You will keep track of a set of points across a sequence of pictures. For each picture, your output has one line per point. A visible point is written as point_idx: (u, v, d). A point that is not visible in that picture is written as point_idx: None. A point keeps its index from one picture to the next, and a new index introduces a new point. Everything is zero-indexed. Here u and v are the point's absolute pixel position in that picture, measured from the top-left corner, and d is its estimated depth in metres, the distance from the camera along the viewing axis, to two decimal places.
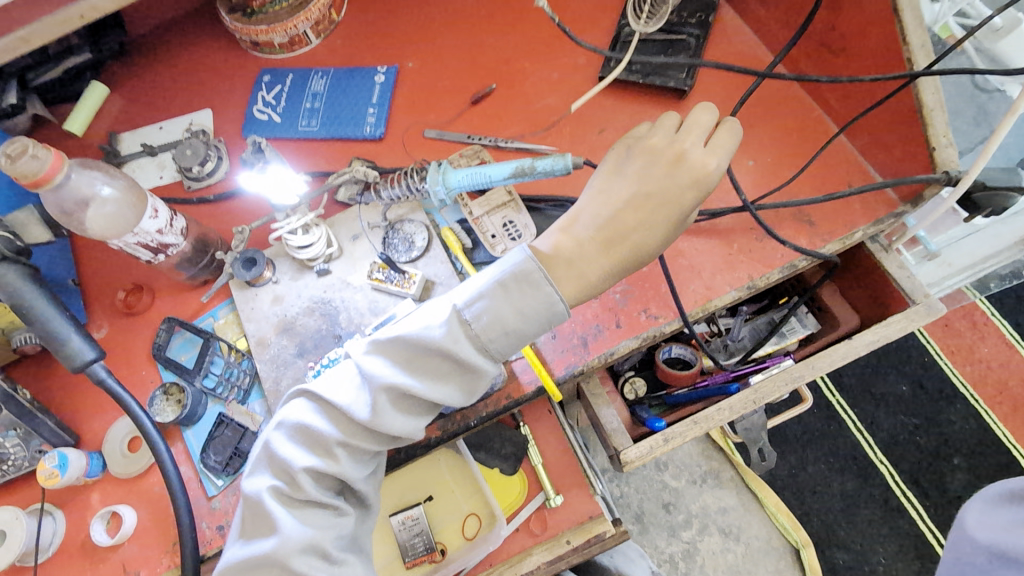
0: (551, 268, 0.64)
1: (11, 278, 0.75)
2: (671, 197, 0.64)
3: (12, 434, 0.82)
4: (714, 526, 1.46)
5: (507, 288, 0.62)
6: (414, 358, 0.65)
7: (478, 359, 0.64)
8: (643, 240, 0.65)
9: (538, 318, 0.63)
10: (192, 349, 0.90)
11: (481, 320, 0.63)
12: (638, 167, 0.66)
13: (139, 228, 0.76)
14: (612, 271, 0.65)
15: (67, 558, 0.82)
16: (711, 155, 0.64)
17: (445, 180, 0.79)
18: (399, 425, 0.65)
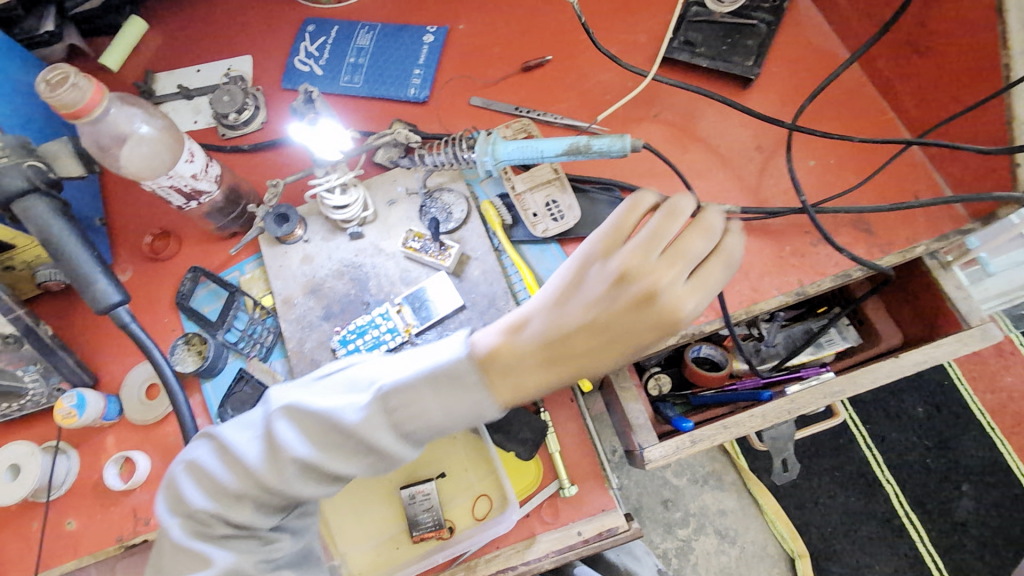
0: (487, 372, 0.58)
1: (43, 212, 0.72)
2: (631, 334, 0.56)
3: (32, 368, 0.80)
4: (711, 527, 1.45)
5: (436, 382, 0.58)
6: (330, 433, 0.60)
7: (400, 447, 0.59)
8: (588, 368, 0.58)
9: (464, 418, 0.59)
10: (216, 301, 0.88)
11: (405, 410, 0.58)
12: (610, 286, 0.57)
13: (174, 171, 0.73)
14: (545, 390, 0.59)
15: (79, 498, 0.82)
16: (688, 293, 0.56)
17: (494, 151, 0.75)
18: (312, 489, 0.61)
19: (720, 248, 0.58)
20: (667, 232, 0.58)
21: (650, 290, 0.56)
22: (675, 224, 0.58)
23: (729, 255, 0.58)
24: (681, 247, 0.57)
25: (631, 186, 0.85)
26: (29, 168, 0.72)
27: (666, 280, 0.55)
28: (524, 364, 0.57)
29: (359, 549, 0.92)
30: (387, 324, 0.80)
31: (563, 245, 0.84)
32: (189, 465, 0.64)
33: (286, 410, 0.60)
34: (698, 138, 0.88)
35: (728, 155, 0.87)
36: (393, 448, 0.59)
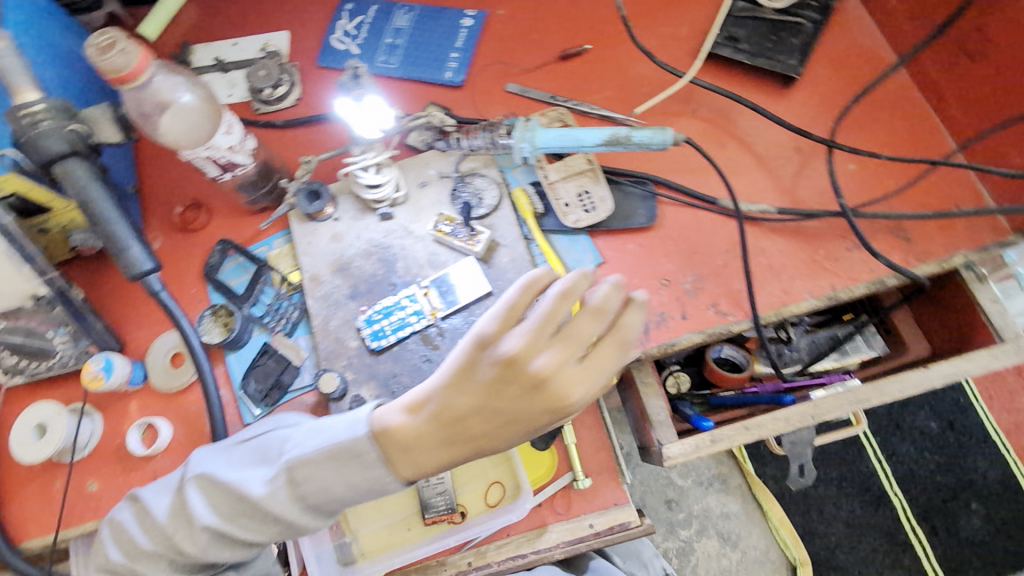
0: (388, 450, 0.62)
1: (82, 176, 0.73)
2: (523, 420, 0.59)
3: (62, 330, 0.81)
4: (713, 529, 1.45)
5: (338, 459, 0.63)
6: (244, 504, 0.66)
7: (300, 521, 0.65)
8: (485, 446, 0.62)
9: (369, 489, 0.64)
10: (244, 275, 0.89)
11: (309, 483, 0.64)
12: (498, 377, 0.58)
13: (211, 142, 0.73)
14: (449, 463, 0.63)
15: (101, 461, 0.83)
16: (581, 377, 0.59)
17: (532, 138, 0.75)
18: (227, 552, 0.68)
19: (618, 327, 0.60)
20: (559, 317, 0.58)
21: (540, 381, 0.57)
22: (569, 306, 0.58)
23: (627, 333, 0.60)
24: (575, 334, 0.58)
25: (665, 181, 0.84)
26: (70, 132, 0.72)
27: (555, 369, 0.57)
28: (423, 446, 0.61)
29: (370, 528, 0.91)
30: (413, 306, 0.80)
31: (593, 237, 0.84)
32: (124, 517, 0.71)
33: (206, 477, 0.67)
34: (736, 136, 0.87)
35: (766, 155, 0.86)
36: (298, 521, 0.65)
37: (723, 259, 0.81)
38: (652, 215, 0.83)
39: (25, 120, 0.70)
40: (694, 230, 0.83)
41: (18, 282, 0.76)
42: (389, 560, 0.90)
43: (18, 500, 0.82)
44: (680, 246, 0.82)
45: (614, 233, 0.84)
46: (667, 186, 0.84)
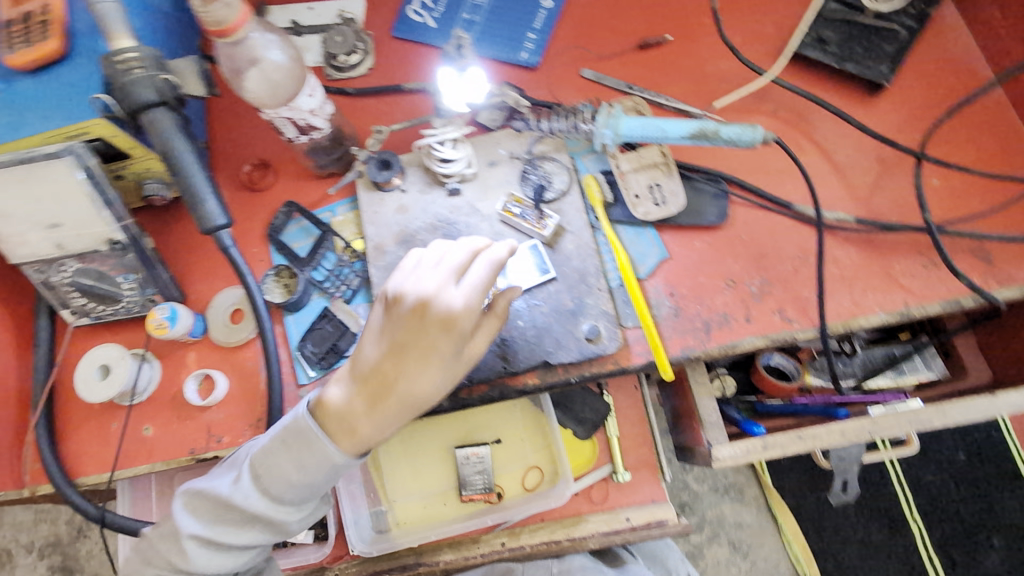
0: (326, 423, 0.67)
1: (167, 126, 0.73)
2: (426, 350, 0.64)
3: (130, 277, 0.83)
4: (725, 537, 1.44)
5: (287, 444, 0.66)
6: (220, 508, 0.69)
7: (270, 512, 0.68)
8: (406, 392, 0.65)
9: (322, 471, 0.67)
10: (306, 239, 0.89)
11: (268, 473, 0.67)
12: (389, 318, 0.66)
13: (294, 103, 0.74)
14: (385, 422, 0.66)
15: (157, 407, 0.85)
16: (462, 296, 0.64)
17: (615, 125, 0.75)
18: (217, 565, 0.69)
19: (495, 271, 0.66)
20: (443, 256, 0.67)
21: (422, 304, 0.64)
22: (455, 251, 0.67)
23: (498, 261, 0.65)
24: (452, 266, 0.66)
25: (740, 181, 0.82)
26: (162, 81, 0.73)
27: (431, 293, 0.64)
28: (353, 406, 0.66)
29: (407, 499, 0.92)
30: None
31: (660, 232, 0.83)
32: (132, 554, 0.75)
33: (185, 496, 0.70)
34: (814, 140, 0.85)
35: (844, 163, 0.83)
36: (269, 513, 0.68)
37: (793, 265, 0.80)
38: (723, 214, 0.82)
39: (118, 65, 0.71)
40: (765, 233, 0.81)
41: (96, 226, 0.78)
42: (425, 533, 0.91)
43: (75, 436, 0.84)
44: (749, 248, 0.81)
45: (681, 228, 0.83)
46: (741, 186, 0.83)
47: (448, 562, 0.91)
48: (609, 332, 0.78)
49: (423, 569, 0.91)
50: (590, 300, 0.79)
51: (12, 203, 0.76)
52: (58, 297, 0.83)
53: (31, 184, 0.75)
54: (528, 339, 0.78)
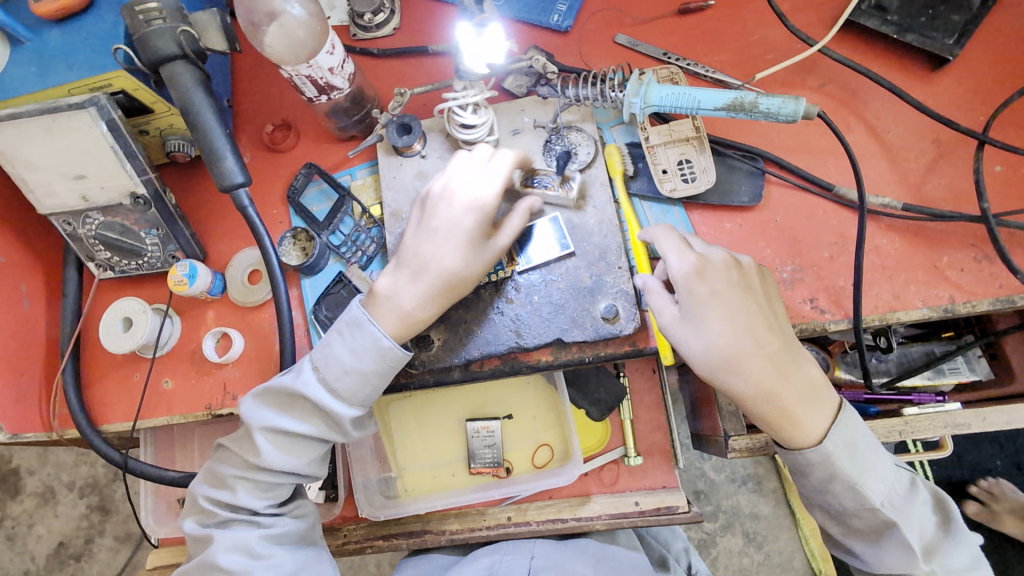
0: (373, 309, 0.71)
1: (187, 79, 0.73)
2: (455, 229, 0.70)
3: (153, 233, 0.83)
4: (739, 528, 1.41)
5: (342, 332, 0.70)
6: (288, 402, 0.70)
7: (333, 402, 0.69)
8: (442, 268, 0.70)
9: (375, 356, 0.69)
10: (325, 202, 0.88)
11: (326, 361, 0.69)
12: (422, 214, 0.73)
13: (314, 61, 0.72)
14: (431, 300, 0.70)
15: (177, 362, 0.87)
16: (484, 181, 0.71)
17: (646, 93, 0.69)
18: (284, 460, 0.70)
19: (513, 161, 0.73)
20: (468, 155, 0.73)
21: (451, 192, 0.71)
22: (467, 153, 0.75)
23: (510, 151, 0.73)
24: (474, 161, 0.72)
25: (777, 160, 0.77)
26: (181, 33, 0.72)
27: (458, 182, 0.71)
28: (399, 289, 0.70)
29: (417, 468, 0.92)
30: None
31: (687, 210, 0.79)
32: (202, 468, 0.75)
33: (251, 396, 0.71)
34: (864, 118, 0.79)
35: (896, 144, 0.77)
36: (328, 402, 0.69)
37: (830, 251, 0.75)
38: (756, 194, 0.77)
39: (139, 16, 0.70)
40: (802, 216, 0.76)
41: (120, 179, 0.79)
42: (433, 502, 0.91)
43: (100, 385, 0.87)
44: (783, 231, 0.76)
45: (711, 208, 0.78)
46: (779, 165, 0.78)
47: (454, 532, 0.91)
48: (627, 313, 0.74)
49: (428, 537, 0.91)
50: (609, 279, 0.76)
51: (39, 153, 0.77)
52: (84, 250, 0.84)
53: (57, 135, 0.76)
54: (543, 314, 0.75)
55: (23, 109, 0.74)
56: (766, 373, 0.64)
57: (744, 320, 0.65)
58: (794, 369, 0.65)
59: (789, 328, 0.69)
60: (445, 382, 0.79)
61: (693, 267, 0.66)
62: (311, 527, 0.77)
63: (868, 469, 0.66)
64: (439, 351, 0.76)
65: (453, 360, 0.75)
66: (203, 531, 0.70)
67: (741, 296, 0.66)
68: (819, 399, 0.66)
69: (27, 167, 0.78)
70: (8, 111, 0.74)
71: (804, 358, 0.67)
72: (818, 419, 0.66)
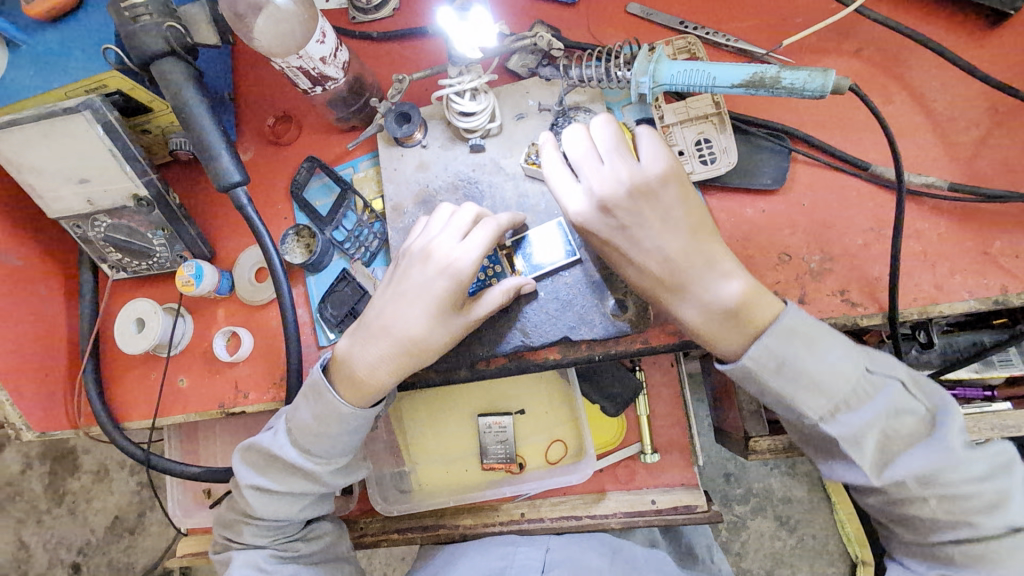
0: (337, 372, 0.68)
1: (178, 77, 0.71)
2: (424, 294, 0.66)
3: (159, 233, 0.83)
4: (771, 511, 1.36)
5: (308, 396, 0.68)
6: (268, 461, 0.70)
7: (306, 461, 0.68)
8: (404, 333, 0.66)
9: (337, 426, 0.67)
10: (328, 196, 0.86)
11: (296, 423, 0.68)
12: (398, 271, 0.69)
13: (305, 51, 0.68)
14: (387, 364, 0.66)
15: (190, 360, 0.87)
16: (464, 249, 0.66)
17: (655, 71, 0.63)
18: (277, 509, 0.70)
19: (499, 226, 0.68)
20: (450, 214, 0.70)
21: (426, 252, 0.67)
22: (449, 210, 0.70)
23: (495, 219, 0.68)
24: (457, 223, 0.68)
25: (806, 137, 0.70)
26: (167, 29, 0.69)
27: (439, 245, 0.67)
28: (356, 348, 0.67)
29: (430, 462, 0.91)
30: (495, 269, 0.73)
31: (706, 194, 0.72)
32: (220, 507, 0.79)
33: (239, 451, 0.72)
34: (906, 85, 0.70)
35: (944, 114, 0.69)
36: (301, 462, 0.68)
37: (864, 237, 0.68)
38: (780, 175, 0.70)
39: (126, 13, 0.68)
40: (833, 198, 0.70)
41: (121, 181, 0.78)
42: (445, 497, 0.91)
43: (120, 383, 0.89)
44: (812, 216, 0.70)
45: (731, 190, 0.72)
46: (806, 143, 0.71)
47: (468, 527, 0.90)
48: (639, 309, 0.70)
49: (443, 532, 0.91)
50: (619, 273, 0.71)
51: (42, 158, 0.77)
52: (96, 251, 0.85)
53: (55, 139, 0.75)
54: (549, 312, 0.72)
55: (21, 116, 0.74)
56: (665, 286, 0.60)
57: (645, 246, 0.60)
58: (700, 285, 0.59)
59: (699, 224, 0.60)
60: (453, 381, 0.76)
61: (598, 205, 0.61)
62: (332, 543, 0.77)
63: (808, 383, 0.57)
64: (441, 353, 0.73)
65: (456, 360, 0.73)
66: (219, 559, 0.73)
67: (645, 226, 0.60)
68: (741, 316, 0.58)
69: (31, 172, 0.78)
70: (8, 117, 0.74)
71: (724, 271, 0.59)
72: (738, 331, 0.59)
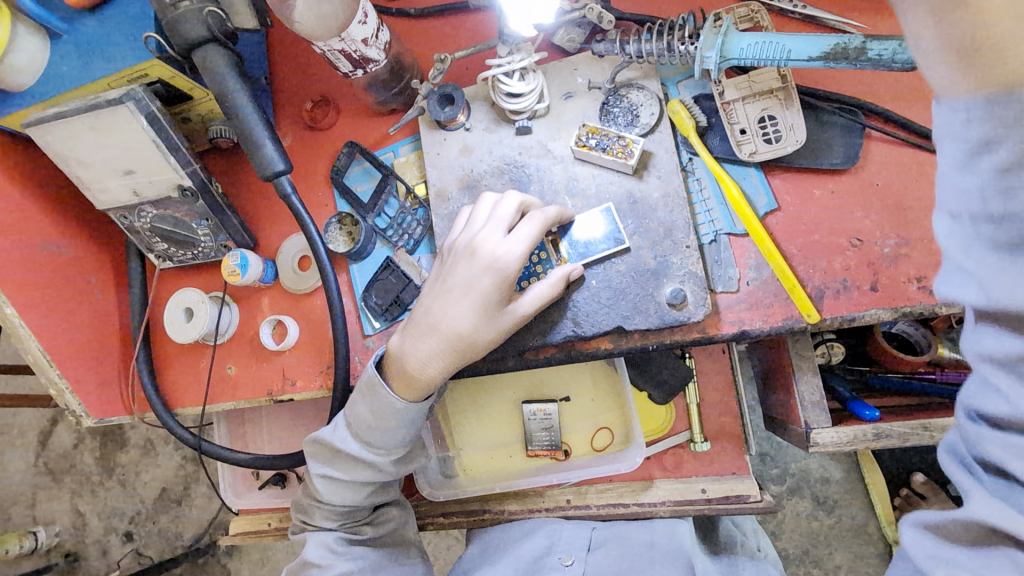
0: (390, 369, 0.68)
1: (219, 65, 0.69)
2: (471, 289, 0.64)
3: (203, 223, 0.83)
4: (808, 491, 1.32)
5: (362, 394, 0.68)
6: (331, 453, 0.71)
7: (368, 453, 0.69)
8: (452, 329, 0.65)
9: (392, 422, 0.67)
10: (369, 182, 0.84)
11: (354, 419, 0.69)
12: (444, 266, 0.68)
13: (347, 33, 0.66)
14: (440, 361, 0.65)
15: (238, 348, 0.88)
16: (510, 243, 0.64)
17: (723, 45, 0.59)
18: (344, 494, 0.71)
19: (545, 218, 0.66)
20: (494, 205, 0.68)
21: (472, 247, 0.65)
22: (491, 201, 0.68)
23: (540, 213, 0.66)
24: (502, 216, 0.66)
25: (882, 112, 0.66)
26: (208, 14, 0.68)
27: (484, 238, 0.65)
28: (408, 345, 0.66)
29: (474, 449, 0.90)
30: (541, 255, 0.71)
31: (767, 174, 0.69)
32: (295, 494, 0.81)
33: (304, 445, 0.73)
34: None
35: None
36: (363, 453, 0.68)
37: None
38: (852, 154, 0.66)
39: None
40: (910, 178, 0.66)
41: (165, 172, 0.78)
42: (489, 483, 0.90)
43: (170, 371, 0.90)
44: (885, 198, 0.66)
45: (796, 171, 0.68)
46: (882, 117, 0.67)
47: (514, 512, 0.90)
48: (696, 298, 0.67)
49: (488, 516, 0.91)
50: (675, 259, 0.68)
51: (88, 151, 0.77)
52: (143, 242, 0.86)
53: (101, 131, 0.75)
54: (601, 301, 0.69)
55: (66, 109, 0.74)
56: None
57: None
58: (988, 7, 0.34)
59: None
60: (499, 371, 0.74)
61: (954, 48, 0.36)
62: (398, 531, 0.78)
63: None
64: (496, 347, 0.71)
65: (507, 353, 0.71)
66: (295, 538, 0.75)
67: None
68: (993, 59, 0.34)
69: (79, 165, 0.78)
70: (53, 111, 0.74)
71: None
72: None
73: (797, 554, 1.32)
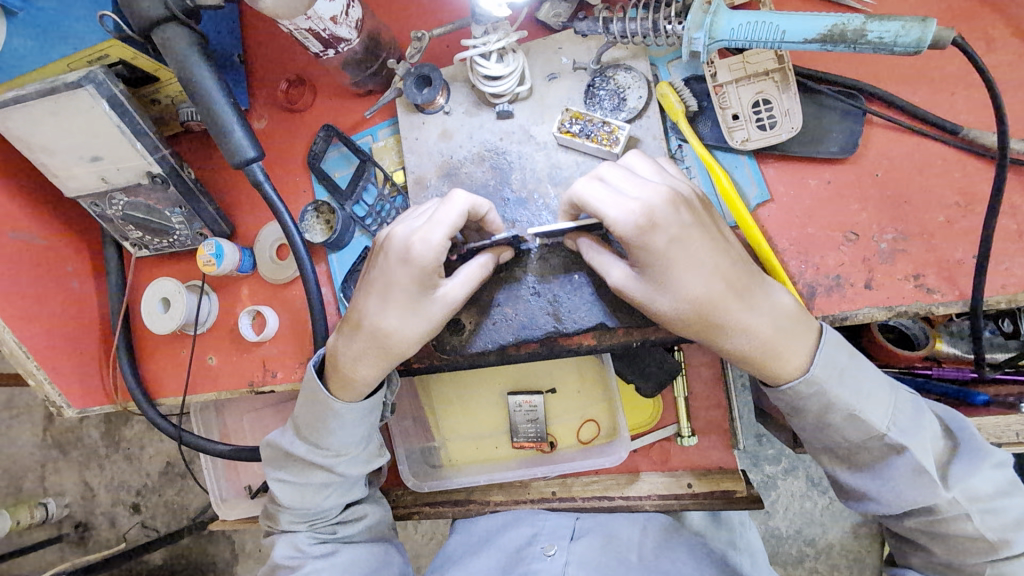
0: (327, 369, 0.67)
1: (180, 44, 0.65)
2: (391, 286, 0.61)
3: (177, 211, 0.80)
4: (803, 471, 1.27)
5: (304, 394, 0.69)
6: (286, 459, 0.71)
7: (316, 456, 0.69)
8: (375, 328, 0.62)
9: (334, 423, 0.67)
10: (347, 167, 0.81)
11: (301, 420, 0.70)
12: (371, 260, 0.65)
13: (314, 11, 0.62)
14: (366, 360, 0.64)
15: (218, 337, 0.87)
16: (425, 233, 0.59)
17: (712, 25, 0.54)
18: (307, 497, 0.71)
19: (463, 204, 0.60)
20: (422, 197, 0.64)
21: (390, 240, 0.62)
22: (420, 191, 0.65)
23: (455, 199, 0.60)
24: (424, 206, 0.62)
25: (885, 96, 0.62)
26: None
27: (402, 227, 0.61)
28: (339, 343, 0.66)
29: (459, 439, 0.89)
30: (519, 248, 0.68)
31: (761, 162, 0.65)
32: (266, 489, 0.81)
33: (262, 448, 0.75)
34: (1014, 27, 0.62)
35: None
36: (311, 455, 0.69)
37: (947, 214, 0.61)
38: (851, 142, 0.62)
39: None
40: (912, 166, 0.62)
41: (133, 159, 0.75)
42: (475, 475, 0.90)
43: (152, 360, 0.89)
44: (885, 189, 0.62)
45: (792, 159, 0.64)
46: (884, 101, 0.62)
47: (499, 503, 0.90)
48: None
49: (473, 506, 0.90)
50: None
51: (53, 137, 0.74)
52: (117, 230, 0.83)
53: (63, 117, 0.72)
54: (585, 295, 0.67)
55: (24, 93, 0.70)
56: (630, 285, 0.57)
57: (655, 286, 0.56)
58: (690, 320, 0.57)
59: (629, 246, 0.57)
60: (481, 366, 0.72)
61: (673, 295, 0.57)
62: (375, 525, 0.77)
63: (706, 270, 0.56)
64: (471, 336, 0.69)
65: (486, 340, 0.69)
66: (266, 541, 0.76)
67: (666, 266, 0.55)
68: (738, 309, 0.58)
69: (45, 152, 0.75)
70: (12, 95, 0.71)
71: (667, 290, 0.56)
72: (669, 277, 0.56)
73: (789, 533, 1.29)
